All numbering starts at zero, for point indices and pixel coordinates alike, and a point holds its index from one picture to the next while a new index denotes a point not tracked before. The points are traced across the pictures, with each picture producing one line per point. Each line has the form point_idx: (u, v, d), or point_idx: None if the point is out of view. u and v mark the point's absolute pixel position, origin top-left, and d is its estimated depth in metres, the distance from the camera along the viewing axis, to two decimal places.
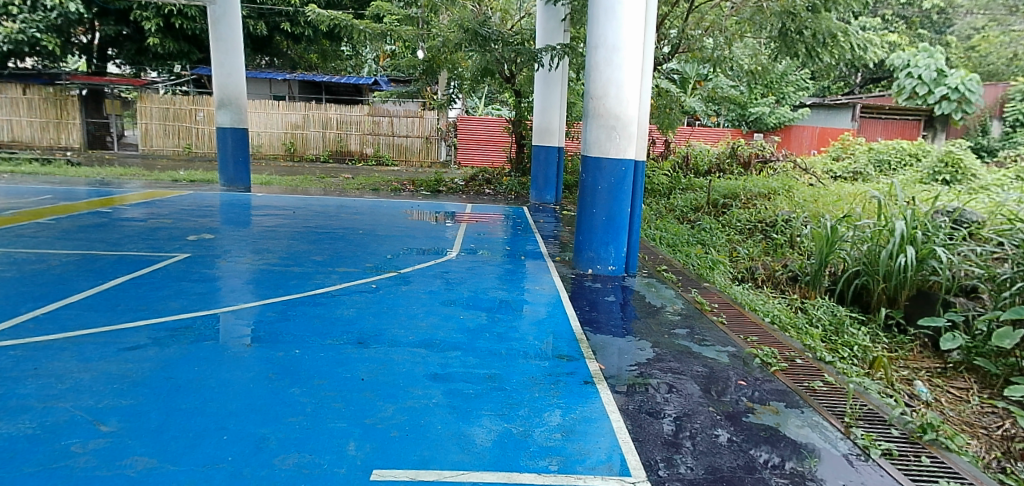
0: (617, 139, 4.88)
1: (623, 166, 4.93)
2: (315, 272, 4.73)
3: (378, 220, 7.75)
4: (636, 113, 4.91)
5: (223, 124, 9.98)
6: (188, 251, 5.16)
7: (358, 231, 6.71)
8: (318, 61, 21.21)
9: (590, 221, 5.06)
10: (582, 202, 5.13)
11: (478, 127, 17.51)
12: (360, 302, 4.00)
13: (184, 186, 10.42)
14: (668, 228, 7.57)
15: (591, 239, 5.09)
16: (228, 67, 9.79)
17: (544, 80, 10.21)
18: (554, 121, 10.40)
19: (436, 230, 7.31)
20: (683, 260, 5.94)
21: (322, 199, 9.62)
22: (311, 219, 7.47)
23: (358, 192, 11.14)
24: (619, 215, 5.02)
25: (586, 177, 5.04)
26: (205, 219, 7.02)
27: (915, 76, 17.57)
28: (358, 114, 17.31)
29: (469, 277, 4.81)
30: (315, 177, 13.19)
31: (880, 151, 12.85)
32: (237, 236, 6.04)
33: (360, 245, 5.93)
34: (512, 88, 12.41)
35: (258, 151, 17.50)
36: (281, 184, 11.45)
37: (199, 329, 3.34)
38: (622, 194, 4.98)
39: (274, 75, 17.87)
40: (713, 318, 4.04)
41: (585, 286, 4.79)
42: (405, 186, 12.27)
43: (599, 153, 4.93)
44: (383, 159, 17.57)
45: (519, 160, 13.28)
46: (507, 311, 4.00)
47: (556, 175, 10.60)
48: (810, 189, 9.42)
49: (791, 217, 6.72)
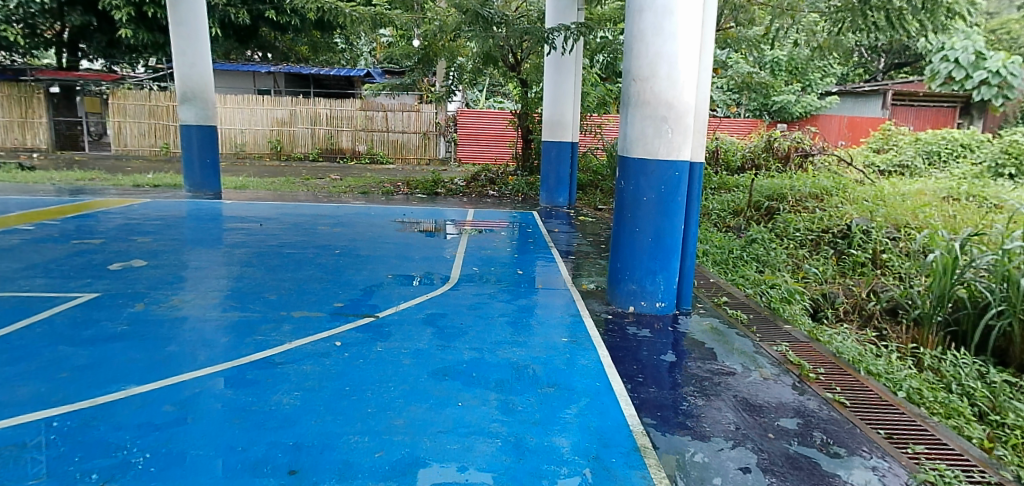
0: (668, 133, 3.62)
1: (675, 170, 3.68)
2: (262, 322, 3.43)
3: (361, 233, 6.49)
4: (691, 99, 3.65)
5: (187, 121, 8.76)
6: (99, 287, 3.90)
7: (334, 250, 5.45)
8: (309, 53, 20.01)
9: (631, 243, 3.81)
10: (619, 218, 3.89)
11: (480, 120, 16.21)
12: (313, 377, 2.70)
13: (146, 192, 9.21)
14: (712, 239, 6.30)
15: (633, 266, 3.82)
16: (191, 56, 8.51)
17: (555, 67, 8.89)
18: (568, 112, 9.11)
19: (429, 245, 6.03)
20: (742, 287, 4.69)
21: (300, 205, 8.39)
22: (278, 233, 6.20)
23: (345, 196, 9.91)
24: (670, 235, 3.77)
25: (625, 184, 3.80)
26: (150, 235, 5.78)
27: (952, 60, 15.97)
28: (350, 109, 16.13)
29: (472, 324, 3.52)
30: (299, 179, 11.98)
31: (927, 142, 11.48)
32: (177, 261, 4.76)
33: (330, 273, 4.65)
34: (517, 77, 11.25)
35: (243, 150, 16.29)
36: (259, 187, 10.24)
37: (32, 450, 2.02)
38: (674, 207, 3.73)
39: (260, 68, 16.58)
40: (826, 396, 2.78)
41: (629, 333, 3.52)
42: (399, 187, 11.03)
43: (643, 152, 3.69)
44: (377, 157, 16.35)
45: (526, 157, 12.03)
46: (528, 388, 2.71)
47: (569, 174, 9.35)
48: (866, 188, 8.14)
49: (870, 227, 5.43)
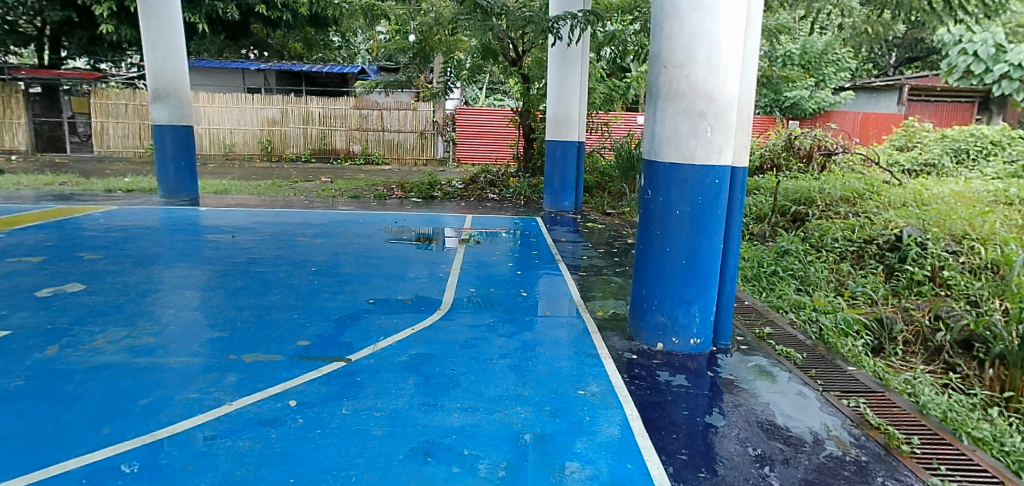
0: (707, 132, 2.95)
1: (714, 177, 3.02)
2: (201, 372, 2.74)
3: (344, 244, 5.80)
4: (734, 88, 2.98)
5: (160, 121, 8.08)
6: (14, 323, 3.22)
7: (309, 268, 4.76)
8: (303, 50, 19.31)
9: (660, 267, 3.13)
10: (644, 236, 3.21)
11: (480, 119, 15.66)
12: (249, 463, 2.02)
13: (116, 197, 8.51)
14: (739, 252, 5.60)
15: (662, 293, 3.14)
16: (163, 50, 7.83)
17: (560, 59, 8.20)
18: (574, 110, 8.43)
19: (421, 258, 5.34)
20: (785, 312, 4.00)
21: (282, 212, 7.71)
22: (249, 246, 5.51)
23: (334, 200, 9.23)
24: (708, 257, 3.09)
25: (653, 196, 3.13)
26: (102, 249, 5.10)
27: (970, 53, 15.45)
28: (343, 107, 15.45)
29: (465, 371, 2.83)
30: (287, 181, 11.30)
31: (954, 139, 10.73)
32: (123, 283, 4.09)
33: (301, 297, 3.96)
34: (519, 72, 10.59)
35: (231, 150, 15.62)
36: (241, 191, 9.53)
37: None
38: (712, 223, 3.06)
39: (249, 66, 15.84)
40: (932, 481, 2.08)
41: (660, 381, 2.83)
42: (393, 190, 10.36)
43: (676, 155, 3.01)
44: (372, 157, 15.69)
45: (528, 158, 11.31)
46: (537, 474, 2.03)
47: (575, 176, 8.67)
48: (901, 190, 7.45)
49: (924, 239, 4.74)
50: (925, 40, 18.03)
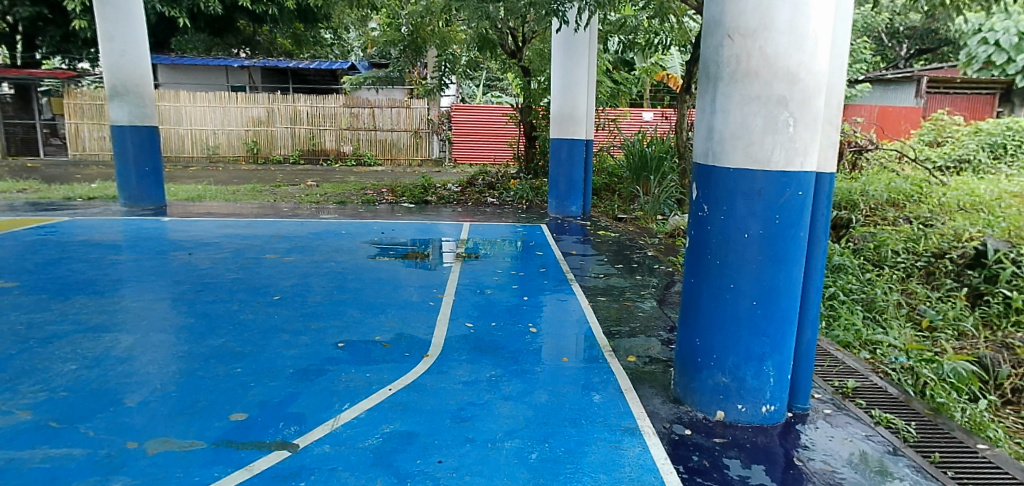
0: (787, 126, 2.14)
1: (796, 188, 2.20)
2: (78, 475, 1.90)
3: (319, 263, 4.98)
4: (823, 64, 2.16)
5: (118, 121, 7.25)
6: None
7: (269, 298, 3.92)
8: (293, 47, 18.49)
9: (721, 310, 2.31)
10: (697, 267, 2.40)
11: (476, 117, 14.91)
12: None
13: (73, 205, 7.70)
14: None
15: (722, 345, 2.33)
16: (120, 42, 6.97)
17: (565, 48, 7.37)
18: (581, 104, 7.64)
19: (408, 280, 4.52)
20: (857, 351, 3.24)
21: (256, 222, 6.89)
22: (203, 268, 4.68)
23: (318, 207, 8.42)
24: (786, 298, 2.28)
25: (711, 215, 2.31)
26: (24, 275, 4.27)
27: (992, 42, 14.34)
28: (333, 106, 14.60)
29: (455, 467, 2.00)
30: (269, 185, 10.50)
31: (990, 133, 9.89)
32: (29, 324, 3.26)
33: (252, 343, 3.13)
34: (518, 64, 9.82)
35: (215, 152, 14.79)
36: (216, 197, 8.72)
37: None
38: (792, 251, 2.26)
39: (232, 62, 14.96)
40: None
41: (729, 477, 2.01)
42: (383, 195, 9.55)
43: (745, 158, 2.19)
44: (364, 158, 14.87)
45: (529, 158, 10.49)
46: None
47: (583, 178, 7.86)
48: (951, 190, 6.63)
49: (1014, 253, 3.94)
50: (941, 30, 17.12)
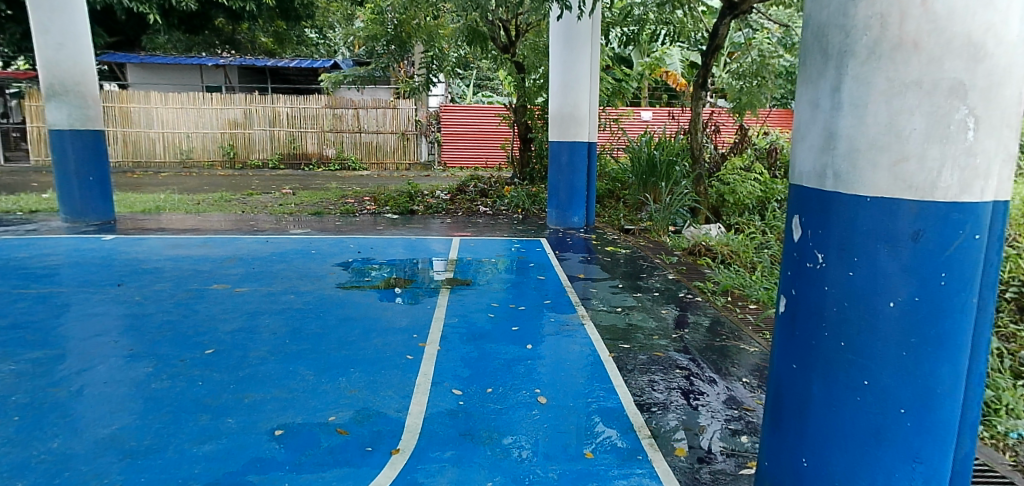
0: (958, 130, 1.35)
1: (973, 229, 1.39)
2: None
3: (274, 296, 4.08)
4: (1019, 28, 1.36)
5: (57, 125, 6.33)
6: None
7: (198, 354, 3.03)
8: (274, 46, 17.59)
9: (846, 412, 1.52)
10: (805, 342, 1.61)
11: (467, 117, 14.12)
12: None
13: (8, 220, 6.76)
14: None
15: (847, 467, 1.54)
16: (56, 34, 6.05)
17: (565, 38, 6.53)
18: (584, 102, 6.77)
19: (382, 321, 3.63)
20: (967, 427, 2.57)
21: (214, 240, 6.01)
22: (126, 306, 3.77)
23: (291, 219, 7.57)
24: (949, 398, 1.47)
25: (831, 269, 1.51)
26: None
27: None
28: (315, 106, 13.73)
29: None
30: (239, 194, 9.59)
31: None
32: None
33: (154, 436, 2.25)
34: (512, 60, 9.08)
35: (188, 157, 13.84)
36: (176, 209, 7.82)
37: None
38: (960, 329, 1.44)
39: (205, 61, 14.00)
40: None
41: None
42: (364, 204, 8.67)
43: (894, 181, 1.39)
44: (348, 162, 13.97)
45: (525, 162, 9.68)
46: None
47: (586, 185, 7.03)
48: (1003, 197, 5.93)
49: None
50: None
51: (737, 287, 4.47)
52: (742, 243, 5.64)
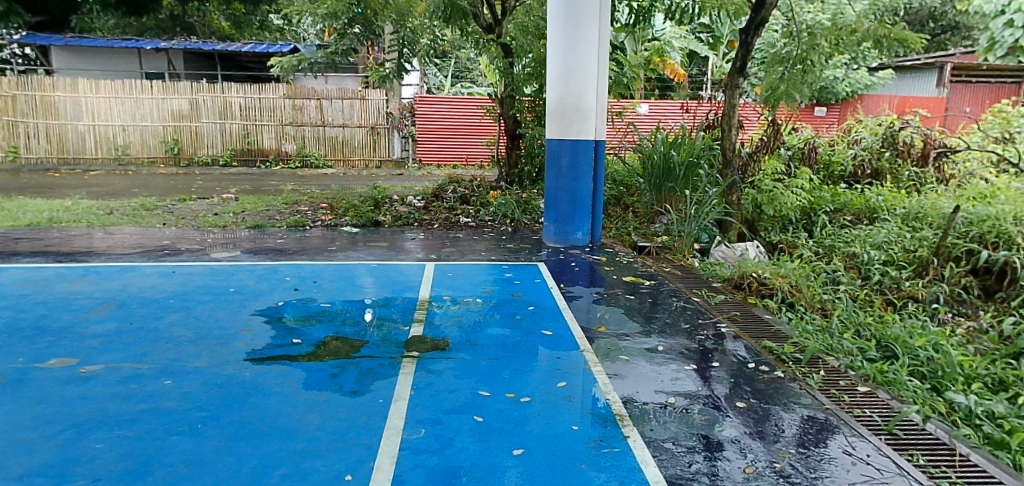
0: None
1: None
2: None
3: (136, 385, 2.64)
4: None
5: None
6: None
7: None
8: (231, 31, 15.83)
9: None
10: None
11: (445, 109, 12.69)
12: None
13: None
14: (987, 392, 2.75)
15: None
16: None
17: (569, 10, 5.13)
18: (593, 92, 5.42)
19: (300, 441, 2.21)
20: None
21: (103, 269, 4.51)
22: None
23: (223, 233, 6.07)
24: None
25: None
26: None
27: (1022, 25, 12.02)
28: (271, 96, 12.12)
29: None
30: (171, 199, 8.01)
31: None
32: None
33: None
34: (498, 43, 7.54)
35: (126, 153, 12.12)
36: (80, 221, 6.27)
37: None
38: None
39: (143, 44, 12.32)
40: None
41: None
42: (319, 213, 7.19)
43: None
44: (310, 159, 12.41)
45: (513, 162, 8.29)
46: None
47: (591, 193, 5.68)
48: None
49: None
50: (946, 14, 15.17)
51: (826, 352, 3.17)
52: (802, 274, 4.32)
